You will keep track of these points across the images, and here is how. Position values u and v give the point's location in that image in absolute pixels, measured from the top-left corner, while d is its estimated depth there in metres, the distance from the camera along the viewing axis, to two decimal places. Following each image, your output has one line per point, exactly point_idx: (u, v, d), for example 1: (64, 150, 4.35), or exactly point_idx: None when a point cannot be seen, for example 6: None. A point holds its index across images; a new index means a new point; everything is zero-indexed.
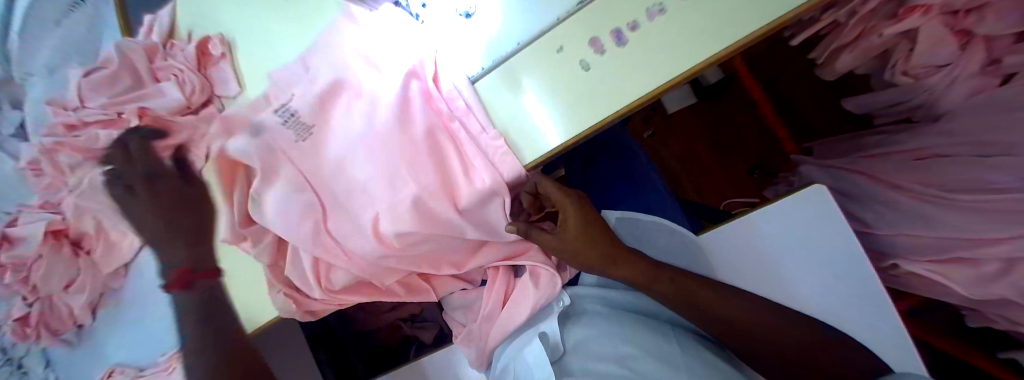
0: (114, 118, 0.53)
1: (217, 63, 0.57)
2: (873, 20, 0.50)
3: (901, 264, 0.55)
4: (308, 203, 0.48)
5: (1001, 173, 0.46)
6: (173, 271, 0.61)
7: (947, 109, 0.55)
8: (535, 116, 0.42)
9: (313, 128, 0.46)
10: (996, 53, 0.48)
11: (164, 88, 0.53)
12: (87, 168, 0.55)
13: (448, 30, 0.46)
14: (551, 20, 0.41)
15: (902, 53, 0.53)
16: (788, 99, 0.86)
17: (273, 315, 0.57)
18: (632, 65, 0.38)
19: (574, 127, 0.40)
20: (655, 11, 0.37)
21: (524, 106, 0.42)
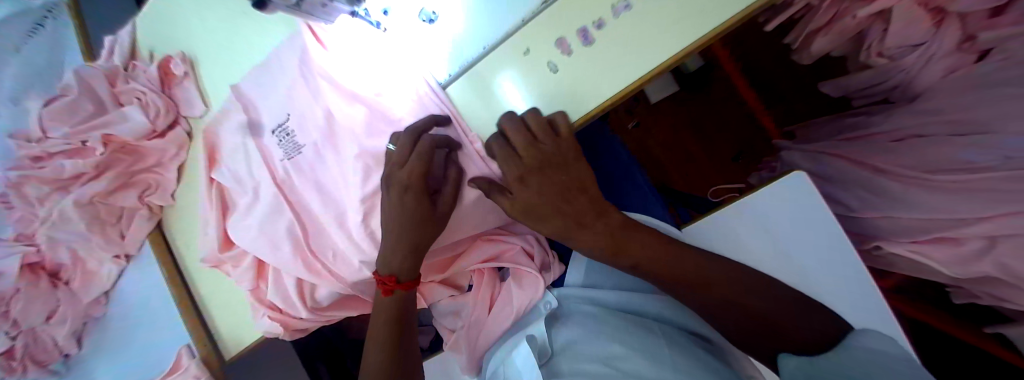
0: (79, 147, 0.55)
1: (181, 82, 0.58)
2: (845, 3, 0.50)
3: (885, 246, 0.53)
4: (290, 224, 0.48)
5: (982, 151, 0.46)
6: (156, 294, 0.60)
7: (924, 88, 0.54)
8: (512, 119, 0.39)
9: (301, 148, 0.47)
10: (971, 30, 0.48)
11: (127, 114, 0.55)
12: (56, 200, 0.55)
13: (407, 38, 0.42)
14: (515, 21, 0.38)
15: (875, 35, 0.52)
16: (768, 83, 0.87)
17: (256, 334, 0.54)
18: (603, 66, 0.35)
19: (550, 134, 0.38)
20: (621, 7, 0.34)
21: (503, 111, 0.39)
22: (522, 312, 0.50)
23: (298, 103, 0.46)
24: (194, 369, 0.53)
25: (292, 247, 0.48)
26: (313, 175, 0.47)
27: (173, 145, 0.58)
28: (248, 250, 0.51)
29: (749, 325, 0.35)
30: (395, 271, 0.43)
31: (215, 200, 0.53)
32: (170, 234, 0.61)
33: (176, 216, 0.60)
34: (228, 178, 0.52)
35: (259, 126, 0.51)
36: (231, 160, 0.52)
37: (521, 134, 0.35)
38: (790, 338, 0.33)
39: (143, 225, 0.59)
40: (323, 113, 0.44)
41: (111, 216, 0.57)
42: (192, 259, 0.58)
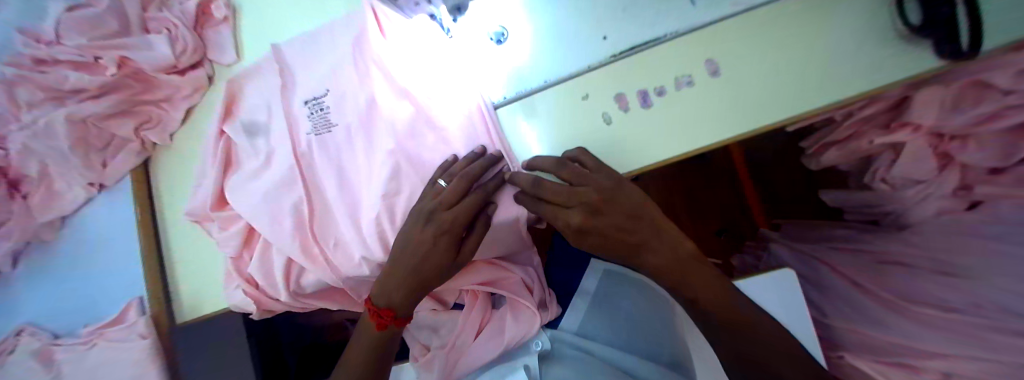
0: (90, 62, 0.51)
1: (217, 25, 0.56)
2: (866, 126, 0.53)
3: (848, 358, 0.56)
4: (298, 202, 0.46)
5: (957, 294, 0.49)
6: (110, 231, 0.55)
7: (915, 221, 0.57)
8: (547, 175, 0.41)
9: (332, 127, 0.46)
10: (969, 180, 0.51)
11: (152, 42, 0.52)
12: (45, 109, 0.51)
13: (468, 53, 0.43)
14: (583, 65, 0.40)
15: (883, 162, 0.55)
16: (767, 174, 0.91)
17: (219, 304, 0.50)
18: (658, 130, 0.38)
19: None
20: (684, 82, 0.37)
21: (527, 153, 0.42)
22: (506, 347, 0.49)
23: (341, 82, 0.46)
24: (141, 328, 0.49)
25: (294, 225, 0.46)
26: (337, 157, 0.46)
27: (191, 86, 0.55)
28: (244, 214, 0.48)
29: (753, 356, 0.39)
30: (395, 305, 0.46)
31: (219, 155, 0.50)
32: (155, 176, 0.56)
33: (168, 158, 0.56)
34: (241, 136, 0.50)
35: (290, 92, 0.49)
36: (248, 119, 0.50)
37: (597, 166, 0.38)
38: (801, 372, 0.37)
39: (127, 159, 0.54)
40: (367, 101, 0.44)
41: (98, 141, 0.53)
42: (172, 212, 0.54)
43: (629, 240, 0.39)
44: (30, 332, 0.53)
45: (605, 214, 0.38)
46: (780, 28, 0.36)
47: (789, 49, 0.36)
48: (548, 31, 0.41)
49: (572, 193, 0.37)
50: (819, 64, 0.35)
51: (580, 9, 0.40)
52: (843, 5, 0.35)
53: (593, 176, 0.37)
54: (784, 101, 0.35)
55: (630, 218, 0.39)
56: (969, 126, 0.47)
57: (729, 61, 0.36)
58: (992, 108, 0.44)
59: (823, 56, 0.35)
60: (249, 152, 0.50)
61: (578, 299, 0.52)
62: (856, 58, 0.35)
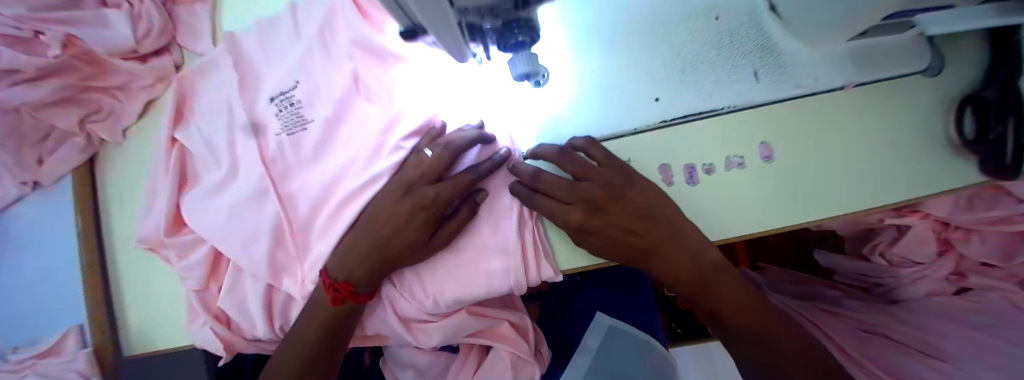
0: (29, 38, 0.42)
1: (194, 4, 0.49)
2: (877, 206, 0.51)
3: None
4: (276, 215, 0.40)
5: (930, 371, 0.51)
6: (35, 236, 0.46)
7: (906, 297, 0.60)
8: (545, 165, 0.39)
9: (306, 125, 0.40)
10: (964, 268, 0.54)
11: (110, 20, 0.44)
12: None
13: (504, 92, 0.39)
14: (629, 126, 0.38)
15: (887, 236, 0.56)
16: None
17: (180, 342, 0.43)
18: (704, 208, 0.36)
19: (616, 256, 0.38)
20: (734, 162, 0.36)
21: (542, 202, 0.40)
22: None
23: (314, 75, 0.41)
24: (80, 365, 0.41)
25: (271, 244, 0.40)
26: (310, 157, 0.40)
27: (151, 75, 0.46)
28: (206, 237, 0.41)
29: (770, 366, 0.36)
30: (355, 280, 0.38)
31: (171, 166, 0.43)
32: (101, 179, 0.47)
33: (120, 160, 0.47)
34: (197, 140, 0.43)
35: (253, 92, 0.43)
36: (209, 121, 0.43)
37: (607, 159, 0.36)
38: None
39: (71, 157, 0.45)
40: (348, 101, 0.39)
41: (34, 133, 0.44)
42: (124, 224, 0.46)
43: (640, 242, 0.36)
44: None
45: (610, 213, 0.36)
46: (835, 121, 0.35)
47: (846, 124, 0.35)
48: (597, 85, 0.38)
49: (575, 193, 0.35)
50: (873, 165, 0.35)
51: (635, 67, 0.38)
52: (903, 112, 0.35)
53: (598, 172, 0.36)
54: (835, 198, 0.35)
55: (641, 220, 0.35)
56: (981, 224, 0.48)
57: (784, 149, 0.35)
58: (1004, 213, 0.45)
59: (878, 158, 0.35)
60: (217, 157, 0.42)
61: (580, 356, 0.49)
62: (906, 164, 0.35)
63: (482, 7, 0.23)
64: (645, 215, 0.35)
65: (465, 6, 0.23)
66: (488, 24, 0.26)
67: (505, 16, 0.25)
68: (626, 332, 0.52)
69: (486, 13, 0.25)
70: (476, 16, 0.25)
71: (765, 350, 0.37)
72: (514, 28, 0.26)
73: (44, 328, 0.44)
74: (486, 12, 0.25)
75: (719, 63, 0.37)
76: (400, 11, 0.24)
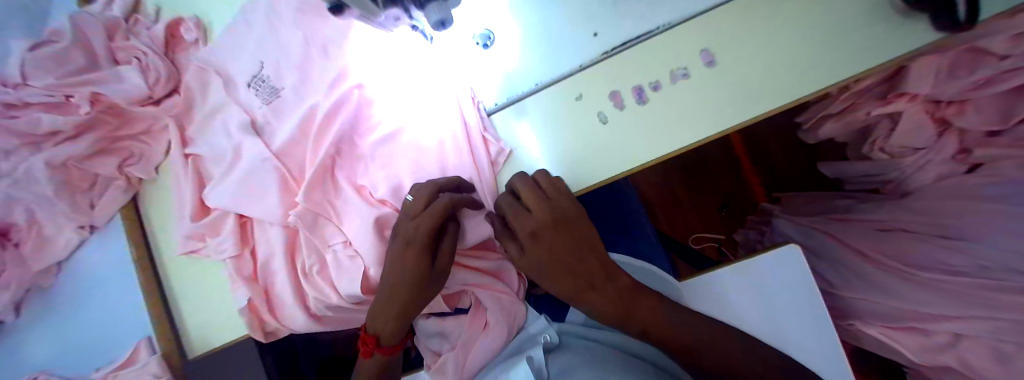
0: (62, 101, 0.50)
1: (189, 49, 0.54)
2: (860, 98, 0.53)
3: (860, 325, 0.58)
4: (278, 177, 0.46)
5: (960, 256, 0.51)
6: (98, 268, 0.54)
7: (915, 187, 0.59)
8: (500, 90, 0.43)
9: (280, 92, 0.48)
10: (968, 144, 0.53)
11: (123, 74, 0.50)
12: (23, 155, 0.49)
13: (461, 60, 0.44)
14: (575, 65, 0.41)
15: (882, 132, 0.56)
16: (761, 151, 0.94)
17: (231, 334, 0.48)
18: (656, 125, 0.38)
19: (593, 175, 0.40)
20: (680, 74, 0.38)
21: (510, 135, 0.43)
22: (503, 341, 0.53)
23: (273, 51, 0.48)
24: (155, 367, 0.48)
25: (279, 193, 0.46)
26: (285, 112, 0.48)
27: (167, 115, 0.52)
28: (222, 208, 0.48)
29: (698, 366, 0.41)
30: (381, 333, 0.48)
31: (190, 174, 0.50)
32: (146, 212, 0.54)
33: (157, 193, 0.54)
34: (208, 151, 0.50)
35: (233, 84, 0.50)
36: (216, 136, 0.51)
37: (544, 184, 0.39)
38: None
39: (116, 198, 0.52)
40: (306, 65, 0.47)
41: (83, 183, 0.51)
42: (165, 239, 0.52)
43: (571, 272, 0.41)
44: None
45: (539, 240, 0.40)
46: (774, 13, 0.36)
47: (782, 13, 0.36)
48: (536, 35, 0.43)
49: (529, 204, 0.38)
50: (819, 49, 0.35)
51: (568, 8, 0.42)
52: None
53: (540, 205, 0.38)
54: (784, 88, 0.35)
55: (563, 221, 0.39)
56: (964, 92, 0.47)
57: (727, 52, 0.37)
58: (989, 73, 0.44)
59: (823, 42, 0.35)
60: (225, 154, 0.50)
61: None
62: (854, 40, 0.34)
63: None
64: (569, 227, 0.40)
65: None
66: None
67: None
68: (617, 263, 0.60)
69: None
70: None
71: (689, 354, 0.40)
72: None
73: (120, 345, 0.51)
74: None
75: None
76: None
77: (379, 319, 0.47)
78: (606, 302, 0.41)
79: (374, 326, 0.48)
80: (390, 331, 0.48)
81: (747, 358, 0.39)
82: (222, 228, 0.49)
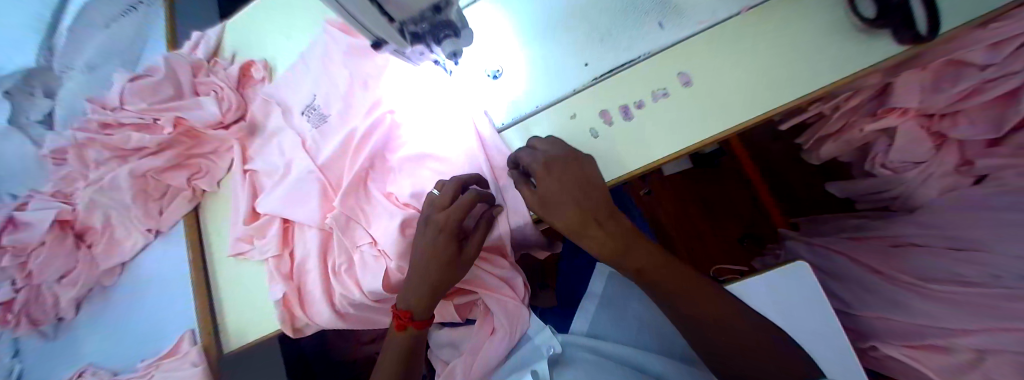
0: (150, 123, 0.59)
1: (256, 85, 0.64)
2: (854, 116, 0.56)
3: (880, 347, 0.54)
4: (320, 188, 0.53)
5: (977, 268, 0.49)
6: (158, 269, 0.61)
7: (923, 203, 0.59)
8: (511, 111, 0.51)
9: (327, 118, 0.56)
10: (969, 155, 0.54)
11: (202, 103, 0.59)
12: (110, 166, 0.58)
13: (478, 87, 0.53)
14: (572, 88, 0.49)
15: (880, 148, 0.58)
16: (781, 177, 0.92)
17: (265, 330, 0.53)
18: (640, 137, 0.45)
19: None
20: (660, 94, 0.45)
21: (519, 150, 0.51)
22: (507, 349, 0.55)
23: (323, 84, 0.57)
24: (193, 358, 0.53)
25: (319, 202, 0.52)
26: (328, 132, 0.55)
27: (234, 138, 0.60)
28: (270, 214, 0.54)
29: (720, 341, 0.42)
30: (413, 308, 0.50)
31: (247, 186, 0.58)
32: (203, 219, 0.62)
33: (216, 204, 0.61)
34: (263, 167, 0.58)
35: (289, 112, 0.59)
36: (269, 155, 0.58)
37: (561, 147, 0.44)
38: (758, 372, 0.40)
39: (182, 206, 0.60)
40: (350, 94, 0.55)
41: (156, 192, 0.60)
42: (218, 241, 0.59)
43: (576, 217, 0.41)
44: (87, 374, 0.58)
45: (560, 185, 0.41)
46: (738, 42, 0.43)
47: (746, 42, 0.43)
48: (539, 65, 0.51)
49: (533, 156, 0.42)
50: (777, 72, 0.41)
51: (566, 43, 0.50)
52: (805, 16, 0.41)
53: (541, 157, 0.42)
54: (749, 102, 0.42)
55: (567, 166, 0.42)
56: (953, 104, 0.50)
57: (699, 75, 0.44)
58: (974, 83, 0.47)
59: (782, 66, 0.41)
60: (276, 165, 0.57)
61: (588, 302, 0.58)
62: (809, 63, 0.40)
63: (414, 15, 0.36)
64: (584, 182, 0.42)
65: (403, 17, 0.35)
66: (423, 29, 0.38)
67: (432, 19, 0.37)
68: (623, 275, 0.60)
69: (418, 19, 0.36)
70: (414, 23, 0.37)
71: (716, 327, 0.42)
72: (443, 27, 0.37)
73: (171, 338, 0.58)
74: (418, 18, 0.36)
75: (628, 26, 0.48)
76: (367, 32, 0.36)
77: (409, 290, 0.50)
78: (598, 238, 0.43)
79: (404, 301, 0.51)
80: (422, 307, 0.50)
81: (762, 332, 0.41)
82: (268, 232, 0.55)
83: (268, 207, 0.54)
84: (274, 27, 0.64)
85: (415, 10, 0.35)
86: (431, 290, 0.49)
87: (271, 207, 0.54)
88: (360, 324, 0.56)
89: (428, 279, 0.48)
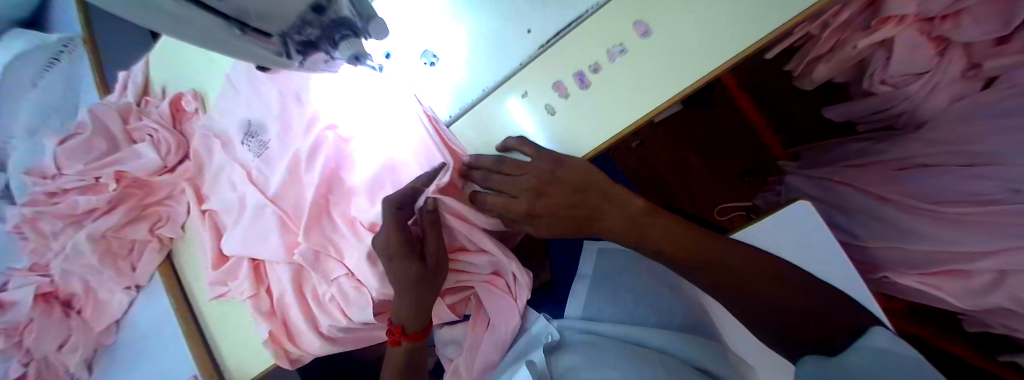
0: (92, 183, 0.56)
1: (191, 117, 0.59)
2: (846, 32, 0.49)
3: (894, 277, 0.51)
4: (276, 217, 0.50)
5: (988, 182, 0.45)
6: (155, 320, 0.63)
7: (929, 116, 0.53)
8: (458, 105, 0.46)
9: (268, 144, 0.52)
10: (976, 57, 0.47)
11: (139, 151, 0.56)
12: (69, 234, 0.57)
13: (418, 79, 0.47)
14: (517, 61, 0.43)
15: (878, 63, 0.52)
16: (773, 105, 0.85)
17: (263, 364, 0.54)
18: (600, 106, 0.40)
19: None
20: (616, 51, 0.39)
21: (474, 145, 0.46)
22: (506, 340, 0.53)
23: (255, 108, 0.52)
24: None
25: (281, 235, 0.50)
26: (274, 158, 0.52)
27: (183, 180, 0.58)
28: (237, 255, 0.52)
29: (757, 315, 0.39)
30: (403, 320, 0.49)
31: (207, 227, 0.56)
32: (179, 266, 0.62)
33: (185, 249, 0.61)
34: (217, 205, 0.56)
35: (231, 145, 0.55)
36: (221, 192, 0.56)
37: (536, 153, 0.41)
38: (808, 334, 0.35)
39: (151, 258, 0.60)
40: (286, 111, 0.50)
41: (123, 249, 0.59)
42: (198, 289, 0.59)
43: (578, 213, 0.42)
44: None
45: (550, 195, 0.41)
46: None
47: None
48: (478, 44, 0.45)
49: (513, 168, 0.42)
50: (745, 6, 0.34)
51: (502, 10, 0.43)
52: None
53: (523, 166, 0.42)
54: (714, 47, 0.35)
55: (553, 170, 0.40)
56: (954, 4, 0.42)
57: (659, 20, 0.37)
58: None
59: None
60: (230, 199, 0.55)
61: (579, 285, 0.56)
62: None
63: (292, 25, 0.30)
64: (583, 185, 0.40)
65: (281, 30, 0.30)
66: (313, 35, 0.32)
67: (319, 22, 0.31)
68: (613, 252, 0.57)
69: (301, 26, 0.31)
70: (298, 32, 0.31)
71: (756, 304, 0.38)
72: (335, 26, 0.32)
73: None
74: (300, 25, 0.30)
75: None
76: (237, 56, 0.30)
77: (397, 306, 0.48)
78: (614, 222, 0.42)
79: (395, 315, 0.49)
80: (409, 317, 0.48)
81: (821, 297, 0.34)
82: (239, 273, 0.54)
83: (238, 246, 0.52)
84: (193, 52, 0.59)
85: (289, 20, 0.29)
86: (413, 306, 0.47)
87: (236, 248, 0.52)
88: (353, 344, 0.55)
89: (408, 295, 0.46)
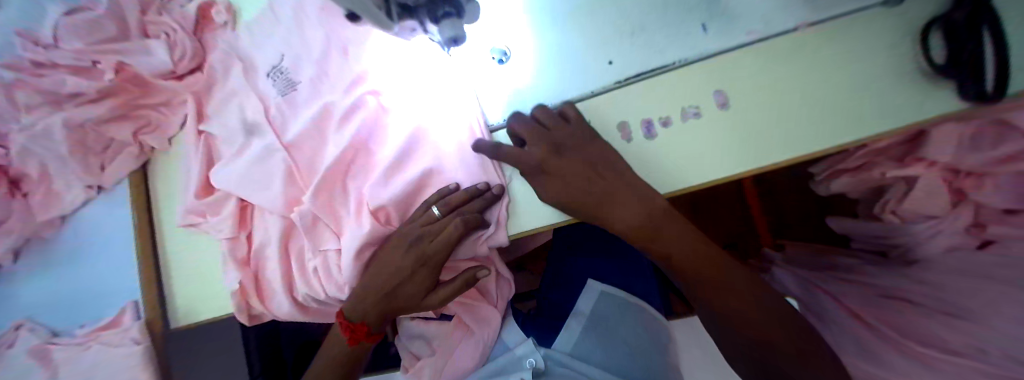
0: (89, 67, 0.52)
1: (217, 30, 0.55)
2: (878, 156, 0.51)
3: None
4: (284, 164, 0.47)
5: (959, 335, 0.47)
6: (96, 230, 0.56)
7: (923, 255, 0.56)
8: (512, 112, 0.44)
9: (296, 86, 0.49)
10: (983, 218, 0.49)
11: (152, 50, 0.52)
12: (43, 112, 0.51)
13: (477, 72, 0.45)
14: (584, 90, 0.42)
15: (895, 193, 0.53)
16: (776, 197, 0.86)
17: (219, 311, 0.51)
18: (660, 160, 0.40)
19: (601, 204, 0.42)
20: (691, 112, 0.38)
21: None
22: (482, 353, 0.53)
23: (294, 44, 0.49)
24: (135, 333, 0.50)
25: (284, 185, 0.46)
26: (302, 102, 0.48)
27: (187, 91, 0.54)
28: (226, 191, 0.49)
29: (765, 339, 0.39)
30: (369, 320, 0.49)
31: (199, 151, 0.52)
32: (152, 178, 0.56)
33: (165, 164, 0.56)
34: (218, 129, 0.52)
35: (254, 72, 0.52)
36: (226, 117, 0.52)
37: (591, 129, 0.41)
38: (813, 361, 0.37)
39: (126, 163, 0.54)
40: (333, 60, 0.48)
41: (97, 145, 0.54)
42: (169, 211, 0.55)
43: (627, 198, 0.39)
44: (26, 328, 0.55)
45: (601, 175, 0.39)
46: (802, 59, 0.36)
47: (799, 67, 0.36)
48: (552, 58, 0.43)
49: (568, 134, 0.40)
50: (824, 111, 0.35)
51: (584, 35, 0.42)
52: (859, 49, 0.35)
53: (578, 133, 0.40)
54: (786, 139, 0.36)
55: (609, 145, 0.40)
56: (990, 165, 0.44)
57: (740, 95, 0.37)
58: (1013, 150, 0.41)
59: (852, 93, 0.35)
60: (234, 129, 0.51)
61: (573, 321, 0.53)
62: (863, 105, 0.35)
63: None
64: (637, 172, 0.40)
65: None
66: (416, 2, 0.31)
67: None
68: (614, 296, 0.56)
69: None
70: None
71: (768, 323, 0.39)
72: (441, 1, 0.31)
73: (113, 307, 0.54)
74: None
75: (668, 24, 0.40)
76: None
77: (375, 303, 0.48)
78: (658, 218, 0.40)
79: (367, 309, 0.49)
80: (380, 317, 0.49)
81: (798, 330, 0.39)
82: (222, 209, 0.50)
83: (234, 182, 0.48)
84: None
85: None
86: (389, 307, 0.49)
87: (231, 184, 0.48)
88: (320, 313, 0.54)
89: (399, 300, 0.48)
